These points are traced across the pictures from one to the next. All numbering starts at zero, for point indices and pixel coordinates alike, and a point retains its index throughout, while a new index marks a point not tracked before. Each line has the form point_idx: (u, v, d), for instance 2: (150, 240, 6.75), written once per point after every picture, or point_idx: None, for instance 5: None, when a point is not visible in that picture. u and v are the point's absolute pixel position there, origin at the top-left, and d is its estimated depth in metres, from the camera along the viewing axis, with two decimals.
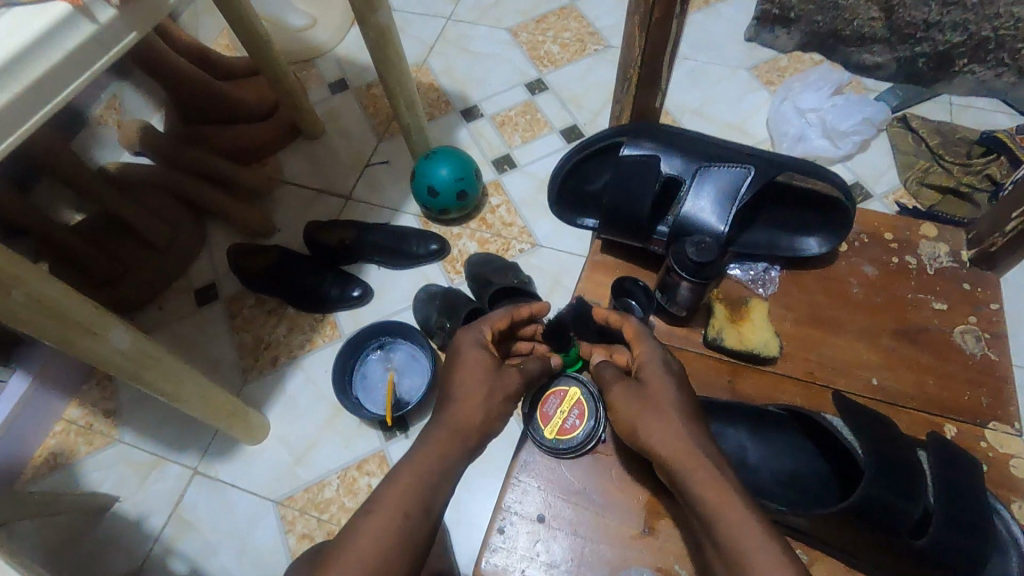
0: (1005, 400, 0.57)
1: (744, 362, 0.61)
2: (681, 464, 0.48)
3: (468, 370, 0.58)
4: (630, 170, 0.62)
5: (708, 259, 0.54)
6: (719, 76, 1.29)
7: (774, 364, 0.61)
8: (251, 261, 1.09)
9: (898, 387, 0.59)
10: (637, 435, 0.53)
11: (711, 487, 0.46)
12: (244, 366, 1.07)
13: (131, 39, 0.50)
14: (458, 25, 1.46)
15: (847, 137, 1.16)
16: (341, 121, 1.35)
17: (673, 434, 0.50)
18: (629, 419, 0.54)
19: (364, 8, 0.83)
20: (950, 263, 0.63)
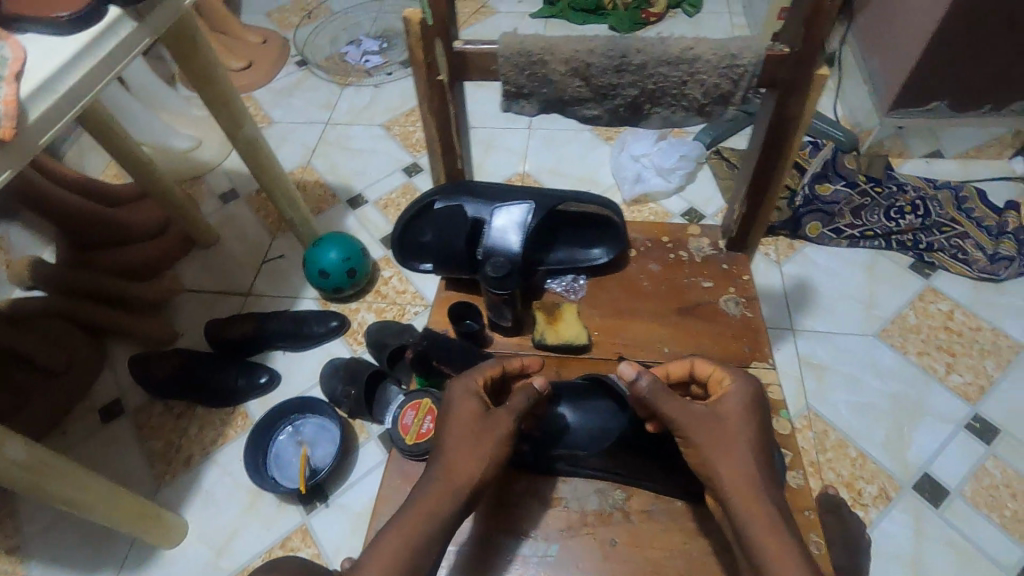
0: (760, 344, 0.64)
1: (564, 357, 0.64)
2: (744, 504, 0.48)
3: (457, 426, 0.52)
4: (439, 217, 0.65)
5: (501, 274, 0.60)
6: (567, 139, 1.51)
7: (588, 352, 0.64)
8: (154, 369, 1.13)
9: (684, 350, 0.64)
10: (700, 463, 0.51)
11: (773, 537, 0.46)
12: (156, 472, 1.08)
13: (5, 177, 0.60)
14: (337, 127, 1.63)
15: (674, 172, 1.38)
16: (235, 226, 1.44)
17: (742, 474, 0.49)
18: (695, 448, 0.51)
19: (230, 125, 0.96)
20: (711, 251, 0.71)
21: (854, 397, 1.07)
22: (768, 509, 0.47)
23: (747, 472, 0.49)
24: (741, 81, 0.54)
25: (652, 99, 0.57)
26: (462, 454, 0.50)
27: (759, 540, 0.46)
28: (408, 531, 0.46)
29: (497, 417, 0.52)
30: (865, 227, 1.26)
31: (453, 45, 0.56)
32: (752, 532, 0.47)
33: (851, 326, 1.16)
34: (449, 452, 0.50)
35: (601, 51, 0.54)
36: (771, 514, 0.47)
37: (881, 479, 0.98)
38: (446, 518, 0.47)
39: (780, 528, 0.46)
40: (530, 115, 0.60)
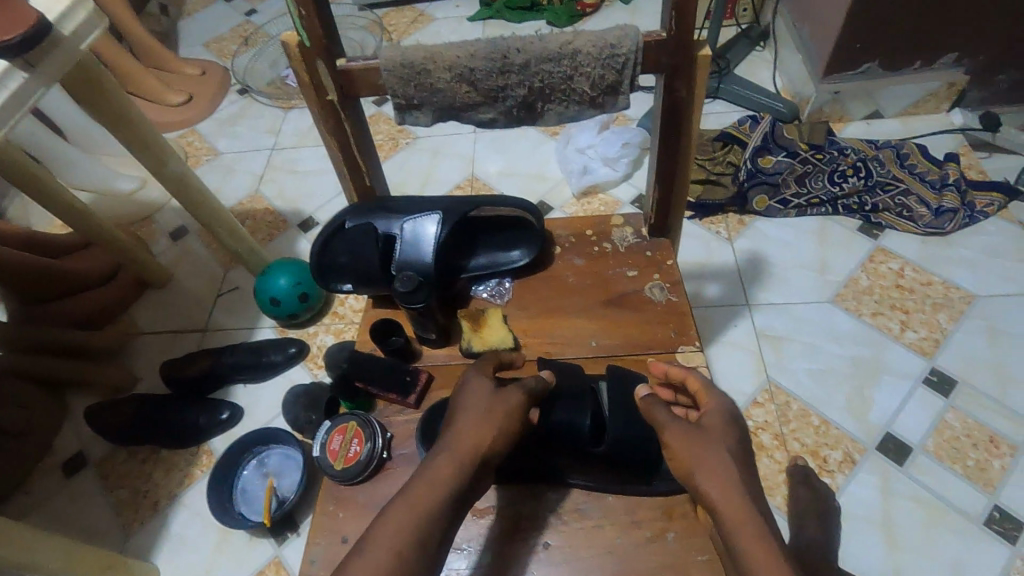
0: (687, 327, 0.64)
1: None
2: (733, 517, 0.45)
3: (469, 402, 0.52)
4: (351, 236, 0.63)
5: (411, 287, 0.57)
6: (513, 139, 1.51)
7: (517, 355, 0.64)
8: (111, 417, 1.11)
9: (612, 341, 0.64)
10: (689, 475, 0.49)
11: (762, 551, 0.43)
12: (124, 521, 1.06)
13: None
14: (283, 152, 1.62)
15: (619, 160, 1.38)
16: (188, 263, 1.43)
17: (727, 482, 0.47)
18: (682, 459, 0.50)
19: (153, 162, 0.94)
20: (635, 240, 0.71)
21: (813, 365, 1.07)
22: (754, 517, 0.45)
23: (729, 481, 0.47)
24: (626, 69, 0.53)
25: (542, 96, 0.56)
26: (471, 428, 0.50)
27: (748, 555, 0.44)
28: (414, 504, 0.45)
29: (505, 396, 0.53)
30: (811, 194, 1.26)
31: (336, 63, 0.56)
32: (739, 543, 0.44)
33: (805, 295, 1.16)
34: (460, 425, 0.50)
35: (483, 54, 0.53)
36: (759, 524, 0.45)
37: (845, 444, 0.99)
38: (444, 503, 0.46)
39: (768, 537, 0.44)
40: (427, 125, 0.59)
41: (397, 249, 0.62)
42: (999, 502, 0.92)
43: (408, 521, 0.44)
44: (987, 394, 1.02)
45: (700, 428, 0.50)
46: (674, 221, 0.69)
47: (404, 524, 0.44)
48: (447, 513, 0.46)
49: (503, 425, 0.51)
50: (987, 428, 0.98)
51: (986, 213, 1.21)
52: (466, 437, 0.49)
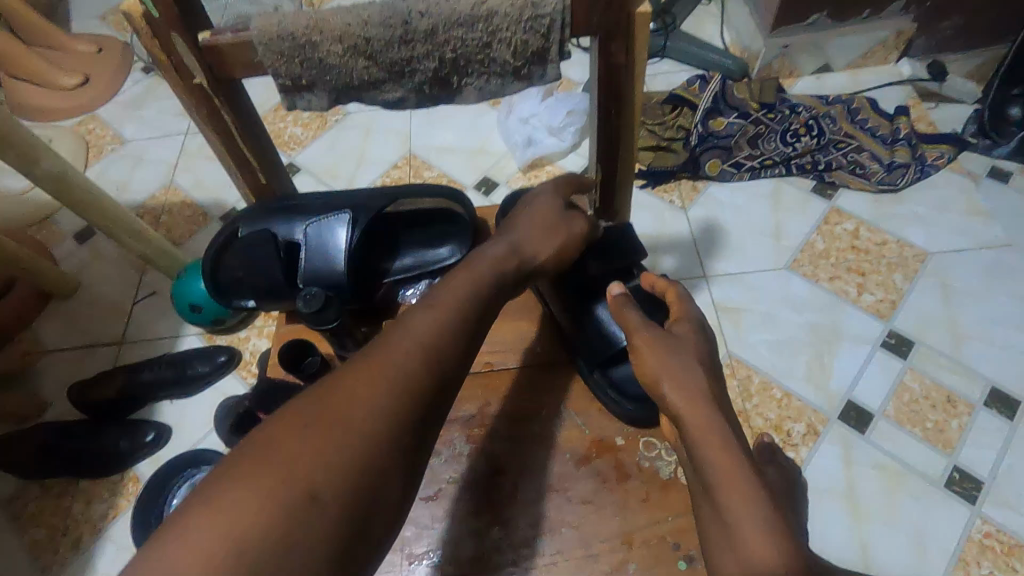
0: None
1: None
2: (695, 421, 0.47)
3: (538, 214, 0.56)
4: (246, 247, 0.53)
5: (317, 306, 0.48)
6: (452, 111, 1.40)
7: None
8: (17, 452, 0.99)
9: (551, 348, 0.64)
10: (656, 383, 0.50)
11: (726, 455, 0.44)
12: (43, 564, 0.96)
13: None
14: (198, 137, 1.46)
15: (565, 129, 1.29)
16: (96, 268, 1.28)
17: (692, 390, 0.49)
18: (651, 367, 0.51)
19: (23, 162, 0.81)
20: None
21: (771, 335, 1.04)
22: (719, 423, 0.46)
23: (692, 388, 0.49)
24: (553, 32, 0.45)
25: (456, 69, 0.47)
26: (534, 235, 0.55)
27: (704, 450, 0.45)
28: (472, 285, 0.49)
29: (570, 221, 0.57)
30: (764, 155, 1.21)
31: (197, 38, 0.45)
32: (701, 447, 0.46)
33: (761, 262, 1.12)
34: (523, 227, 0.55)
35: (378, 19, 0.44)
36: (721, 432, 0.46)
37: (807, 416, 0.96)
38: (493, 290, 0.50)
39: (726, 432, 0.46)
40: (324, 109, 0.50)
41: (303, 257, 0.53)
42: (958, 462, 0.92)
43: (419, 336, 0.44)
44: (943, 352, 1.01)
45: (672, 337, 0.52)
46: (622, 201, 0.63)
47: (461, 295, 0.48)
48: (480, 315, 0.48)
49: (562, 241, 0.56)
50: (944, 388, 0.98)
51: (936, 166, 1.19)
52: (496, 266, 0.51)
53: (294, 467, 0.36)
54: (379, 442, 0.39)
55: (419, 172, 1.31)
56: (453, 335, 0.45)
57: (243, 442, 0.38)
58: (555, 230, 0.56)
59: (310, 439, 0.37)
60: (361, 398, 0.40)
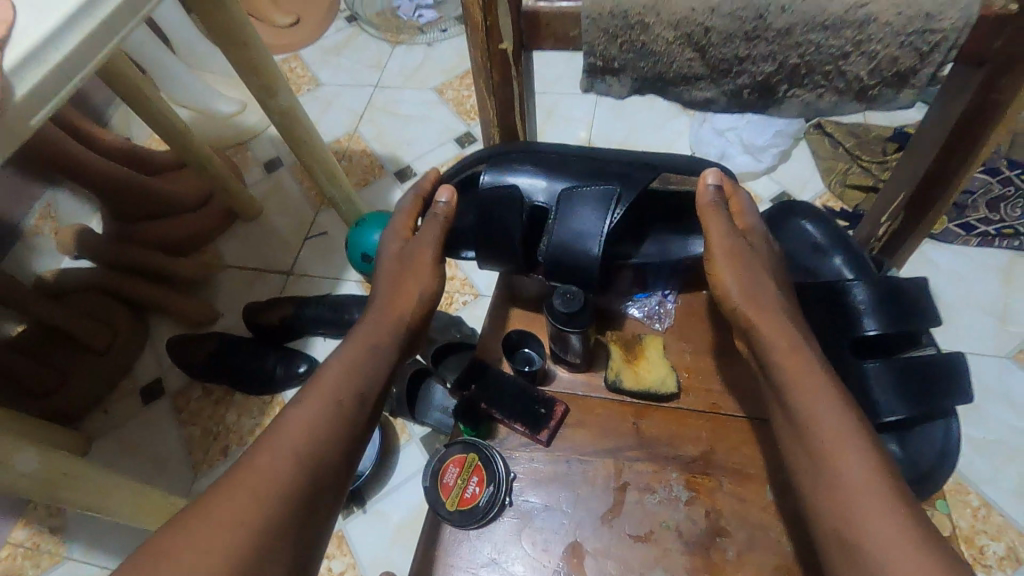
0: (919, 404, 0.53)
1: (646, 404, 0.52)
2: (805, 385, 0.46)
3: (409, 261, 0.59)
4: (491, 202, 0.52)
5: (574, 307, 0.51)
6: (640, 107, 1.33)
7: (676, 402, 0.52)
8: (193, 352, 1.08)
9: None
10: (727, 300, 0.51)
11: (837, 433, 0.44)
12: (193, 460, 1.04)
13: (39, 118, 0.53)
14: (386, 91, 1.50)
15: (766, 150, 1.18)
16: (278, 200, 1.36)
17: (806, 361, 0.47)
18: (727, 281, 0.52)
19: (264, 94, 0.85)
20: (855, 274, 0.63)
21: (977, 432, 0.89)
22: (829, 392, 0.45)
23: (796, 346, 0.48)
24: (932, 51, 0.39)
25: (790, 76, 0.42)
26: (406, 288, 0.58)
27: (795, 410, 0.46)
28: (349, 364, 0.52)
29: (416, 261, 0.59)
30: (1003, 223, 1.04)
31: (523, 2, 0.44)
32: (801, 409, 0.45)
33: (978, 344, 0.96)
34: (410, 278, 0.58)
35: (728, 9, 0.38)
36: (822, 387, 0.46)
37: (1009, 536, 0.82)
38: (382, 362, 0.54)
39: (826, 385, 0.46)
40: (620, 97, 0.46)
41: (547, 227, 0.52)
42: None
43: (299, 425, 0.48)
44: None
45: (750, 252, 0.52)
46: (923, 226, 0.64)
47: (335, 386, 0.51)
48: (359, 396, 0.51)
49: (428, 281, 0.58)
50: None
51: None
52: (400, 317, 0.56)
53: (213, 553, 0.40)
54: (298, 501, 0.45)
55: None
56: (334, 421, 0.49)
57: (167, 528, 0.42)
58: (416, 272, 0.58)
59: (228, 515, 0.42)
60: (268, 479, 0.45)
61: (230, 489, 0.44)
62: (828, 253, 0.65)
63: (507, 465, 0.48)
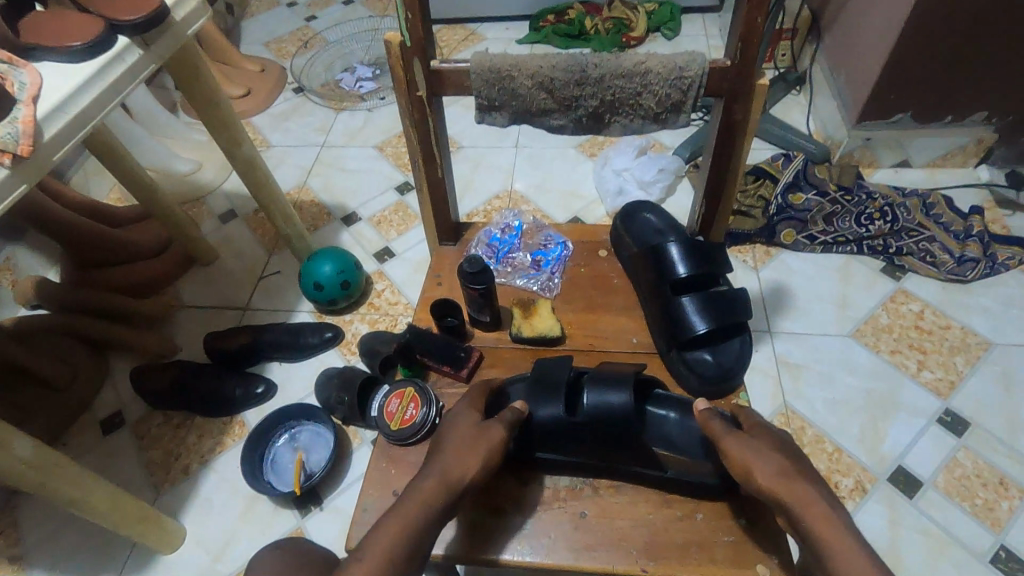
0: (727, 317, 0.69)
1: (540, 347, 0.72)
2: (794, 496, 0.51)
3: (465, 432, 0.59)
4: (552, 390, 0.64)
5: (479, 265, 0.70)
6: (553, 155, 1.57)
7: (561, 344, 0.72)
8: (153, 380, 1.16)
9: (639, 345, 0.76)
10: (743, 466, 0.55)
11: (814, 511, 0.50)
12: (155, 481, 1.11)
13: (60, 153, 0.68)
14: (332, 150, 1.69)
15: (654, 184, 1.44)
16: (233, 246, 1.49)
17: (777, 470, 0.53)
18: (741, 457, 0.55)
19: (229, 144, 1.02)
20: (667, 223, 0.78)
21: (827, 394, 1.11)
22: (812, 493, 0.51)
23: (783, 467, 0.53)
24: (691, 90, 0.61)
25: (610, 108, 0.63)
26: (459, 457, 0.56)
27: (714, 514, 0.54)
28: (408, 514, 0.50)
29: (488, 431, 0.59)
30: (838, 233, 1.30)
31: (431, 63, 0.63)
32: (797, 510, 0.50)
33: (825, 327, 1.20)
34: (467, 453, 0.56)
35: (563, 66, 0.60)
36: (792, 476, 0.52)
37: (857, 472, 1.02)
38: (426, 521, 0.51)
39: (791, 473, 0.53)
40: (503, 126, 0.66)
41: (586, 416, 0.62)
42: (1005, 542, 0.95)
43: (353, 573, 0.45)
44: (999, 438, 1.05)
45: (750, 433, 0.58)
46: (723, 218, 0.76)
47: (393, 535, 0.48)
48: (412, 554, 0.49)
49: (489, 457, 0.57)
50: (997, 470, 1.01)
51: (1007, 266, 1.25)
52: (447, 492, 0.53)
53: None
54: None
55: (518, 203, 1.47)
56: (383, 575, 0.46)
57: None
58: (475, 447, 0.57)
59: None
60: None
61: (385, 526, 0.49)
62: (665, 234, 0.76)
63: (438, 395, 0.70)
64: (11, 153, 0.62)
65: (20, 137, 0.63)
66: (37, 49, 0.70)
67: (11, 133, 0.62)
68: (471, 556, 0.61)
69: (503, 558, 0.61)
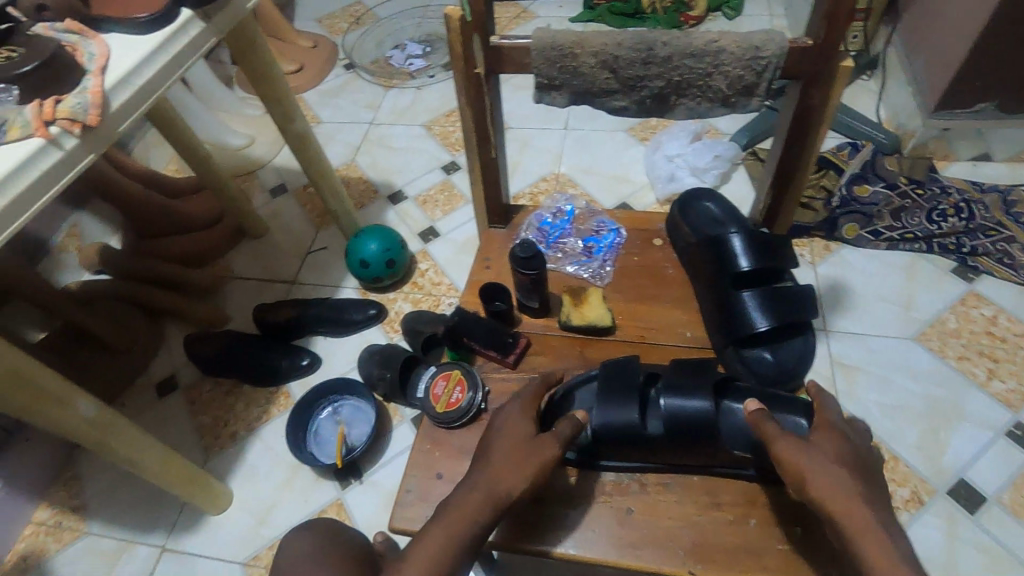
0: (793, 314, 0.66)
1: (588, 336, 0.71)
2: (848, 518, 0.48)
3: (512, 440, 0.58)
4: (619, 390, 0.62)
5: (531, 251, 0.69)
6: (603, 138, 1.53)
7: (611, 334, 0.71)
8: (205, 347, 1.20)
9: None
10: (800, 479, 0.51)
11: (867, 536, 0.47)
12: (205, 445, 1.15)
13: (125, 124, 0.70)
14: (380, 127, 1.70)
15: (708, 171, 1.38)
16: (282, 220, 1.52)
17: (837, 486, 0.50)
18: (796, 466, 0.52)
19: (283, 119, 1.02)
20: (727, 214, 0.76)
21: (884, 399, 1.05)
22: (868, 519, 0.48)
23: (841, 487, 0.50)
24: (766, 71, 0.57)
25: (676, 90, 0.60)
26: (504, 467, 0.56)
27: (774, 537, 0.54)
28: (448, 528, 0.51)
29: (538, 445, 0.58)
30: (905, 229, 1.23)
31: (490, 39, 0.61)
32: (851, 534, 0.48)
33: (886, 328, 1.13)
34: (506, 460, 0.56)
35: (628, 44, 0.57)
36: (848, 496, 0.49)
37: (913, 483, 0.96)
38: (469, 532, 0.51)
39: (847, 489, 0.50)
40: (561, 106, 0.64)
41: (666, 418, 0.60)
42: None
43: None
44: None
45: (811, 441, 0.54)
46: (789, 208, 0.72)
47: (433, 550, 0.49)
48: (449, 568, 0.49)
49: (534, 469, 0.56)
50: None
51: None
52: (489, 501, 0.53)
53: None
54: None
55: (565, 186, 1.44)
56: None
57: None
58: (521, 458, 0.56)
59: None
60: None
61: (426, 540, 0.50)
62: (725, 225, 0.74)
63: (484, 380, 0.69)
64: (81, 123, 0.64)
65: (88, 107, 0.64)
66: (106, 21, 0.71)
67: (81, 104, 0.64)
68: (511, 544, 0.60)
69: (543, 548, 0.60)
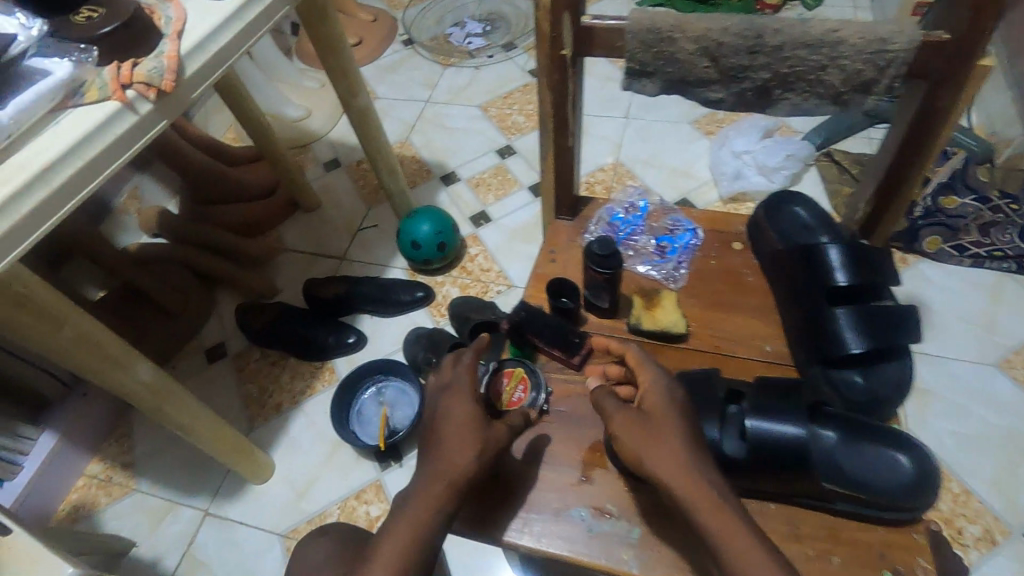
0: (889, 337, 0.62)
1: (661, 342, 0.67)
2: (698, 502, 0.49)
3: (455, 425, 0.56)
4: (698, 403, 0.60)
5: (609, 249, 0.66)
6: (665, 129, 1.47)
7: (684, 341, 0.67)
8: (256, 318, 1.22)
9: None
10: (638, 463, 0.52)
11: (719, 518, 0.48)
12: (250, 414, 1.17)
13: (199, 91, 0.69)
14: (436, 106, 1.67)
15: (777, 171, 1.31)
16: (334, 195, 1.51)
17: (673, 469, 0.50)
18: (631, 449, 0.53)
19: (347, 94, 1.01)
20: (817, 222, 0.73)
21: (959, 428, 0.98)
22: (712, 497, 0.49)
23: (690, 471, 0.50)
24: (889, 67, 0.52)
25: (783, 83, 0.55)
26: (449, 452, 0.55)
27: (721, 541, 0.47)
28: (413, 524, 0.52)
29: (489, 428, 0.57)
30: (994, 246, 1.13)
31: (581, 20, 0.57)
32: (699, 518, 0.48)
33: (965, 351, 1.06)
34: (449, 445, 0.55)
35: (736, 30, 0.52)
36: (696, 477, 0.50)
37: (986, 520, 0.90)
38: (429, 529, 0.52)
39: (684, 465, 0.50)
40: (651, 94, 0.60)
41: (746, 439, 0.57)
42: None
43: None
44: None
45: (644, 416, 0.54)
46: (892, 214, 0.66)
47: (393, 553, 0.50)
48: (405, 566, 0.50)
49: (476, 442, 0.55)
50: None
51: None
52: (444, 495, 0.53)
53: None
54: None
55: (623, 178, 1.39)
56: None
57: None
58: (469, 443, 0.55)
59: None
60: None
61: (391, 532, 0.52)
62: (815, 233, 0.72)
63: (548, 381, 0.67)
64: (157, 88, 0.63)
65: (165, 72, 0.63)
66: None
67: (158, 68, 0.63)
68: (568, 556, 0.57)
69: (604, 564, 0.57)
